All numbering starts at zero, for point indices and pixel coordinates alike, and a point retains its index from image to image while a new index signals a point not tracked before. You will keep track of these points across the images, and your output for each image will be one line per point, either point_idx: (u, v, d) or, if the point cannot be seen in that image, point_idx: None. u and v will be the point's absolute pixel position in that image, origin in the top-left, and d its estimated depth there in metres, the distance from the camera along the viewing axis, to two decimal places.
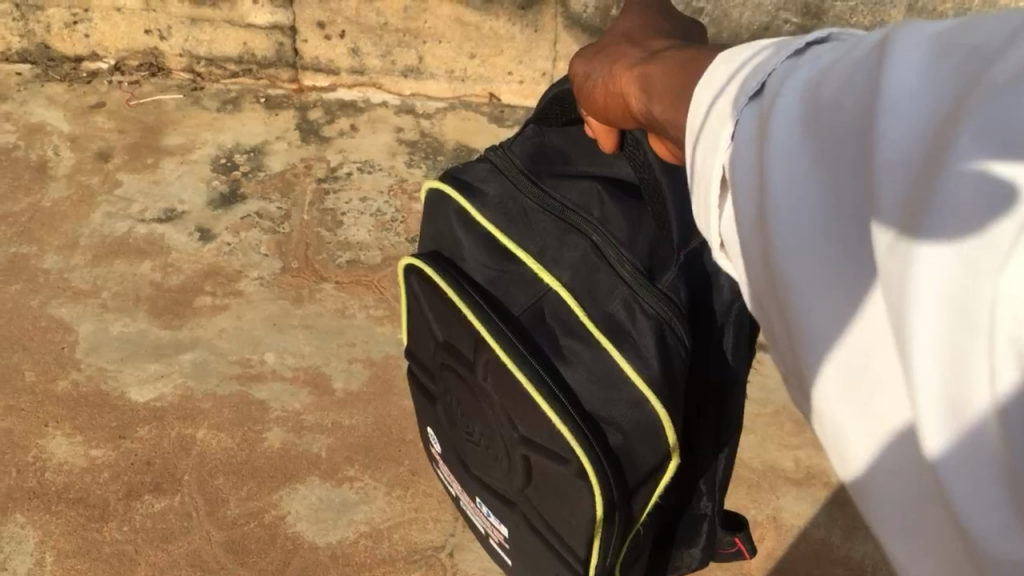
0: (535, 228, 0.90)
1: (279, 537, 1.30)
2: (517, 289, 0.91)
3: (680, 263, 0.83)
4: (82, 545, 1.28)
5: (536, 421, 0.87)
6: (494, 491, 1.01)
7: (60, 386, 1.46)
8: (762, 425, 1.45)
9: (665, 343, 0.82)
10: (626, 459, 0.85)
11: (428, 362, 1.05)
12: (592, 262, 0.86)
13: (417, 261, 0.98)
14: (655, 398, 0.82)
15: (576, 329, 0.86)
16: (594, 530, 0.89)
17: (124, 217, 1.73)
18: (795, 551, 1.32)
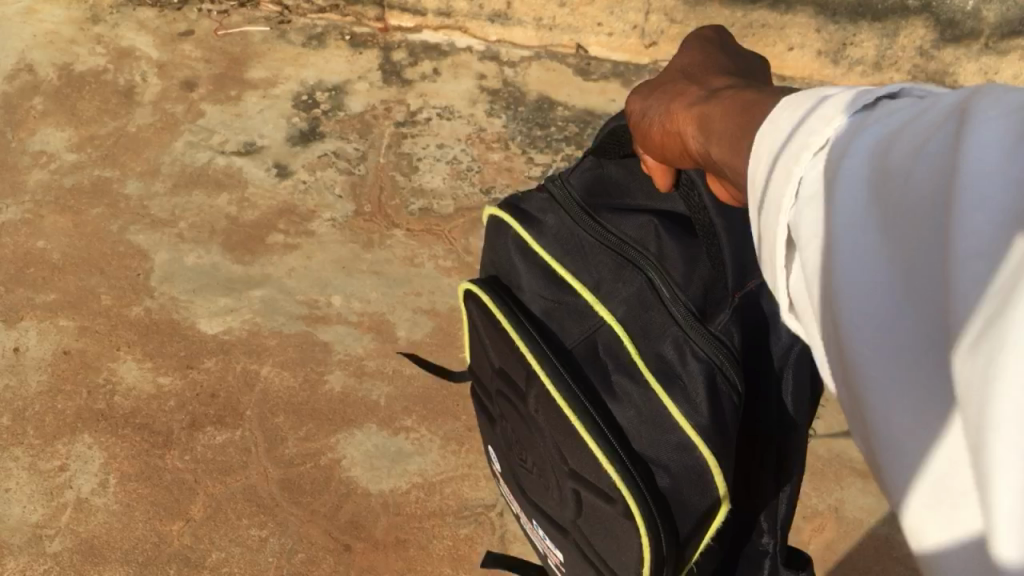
0: (591, 261, 0.87)
1: (334, 480, 1.31)
2: (571, 320, 0.87)
3: (735, 305, 0.77)
4: (145, 470, 1.31)
5: (588, 466, 0.83)
6: (549, 524, 0.96)
7: (133, 312, 1.49)
8: (831, 410, 1.40)
9: (716, 390, 0.77)
10: (675, 503, 0.80)
11: (487, 382, 1.02)
12: (647, 299, 0.82)
13: (473, 287, 0.95)
14: (702, 443, 0.77)
15: (627, 365, 0.83)
16: (642, 570, 0.83)
17: (205, 147, 1.74)
18: (856, 546, 1.27)
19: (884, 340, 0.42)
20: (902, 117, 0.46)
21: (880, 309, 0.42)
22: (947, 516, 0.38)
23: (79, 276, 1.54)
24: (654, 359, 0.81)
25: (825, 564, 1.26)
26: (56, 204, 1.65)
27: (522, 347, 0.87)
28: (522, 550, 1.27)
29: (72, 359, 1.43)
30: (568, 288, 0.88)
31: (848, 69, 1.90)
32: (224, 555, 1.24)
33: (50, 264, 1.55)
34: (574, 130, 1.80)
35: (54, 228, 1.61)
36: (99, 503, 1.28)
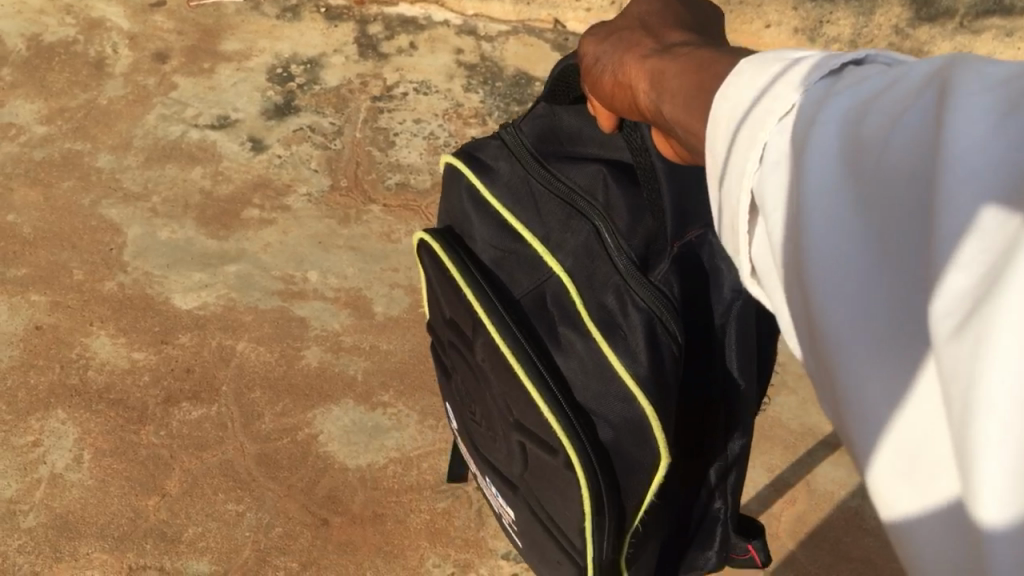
0: (540, 211, 0.83)
1: (311, 455, 1.31)
2: (520, 271, 0.84)
3: (675, 255, 0.74)
4: (120, 446, 1.30)
5: (534, 418, 0.81)
6: (503, 481, 0.94)
7: (107, 287, 1.48)
8: (805, 386, 1.42)
9: (657, 343, 0.73)
10: (617, 456, 0.78)
11: (442, 336, 1.00)
12: (592, 249, 0.78)
13: (425, 236, 0.91)
14: (642, 397, 0.74)
15: (572, 318, 0.79)
16: (585, 525, 0.81)
17: (178, 121, 1.72)
18: (827, 519, 1.29)
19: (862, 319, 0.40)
20: (874, 84, 0.44)
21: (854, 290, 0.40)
22: (922, 496, 0.37)
23: (51, 251, 1.52)
24: (596, 308, 0.77)
25: (797, 536, 1.28)
26: (27, 177, 1.62)
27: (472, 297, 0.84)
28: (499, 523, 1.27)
29: (45, 334, 1.42)
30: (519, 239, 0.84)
31: (824, 47, 1.90)
32: (201, 529, 1.24)
33: (21, 238, 1.53)
34: None
35: (25, 201, 1.59)
36: (74, 479, 1.27)
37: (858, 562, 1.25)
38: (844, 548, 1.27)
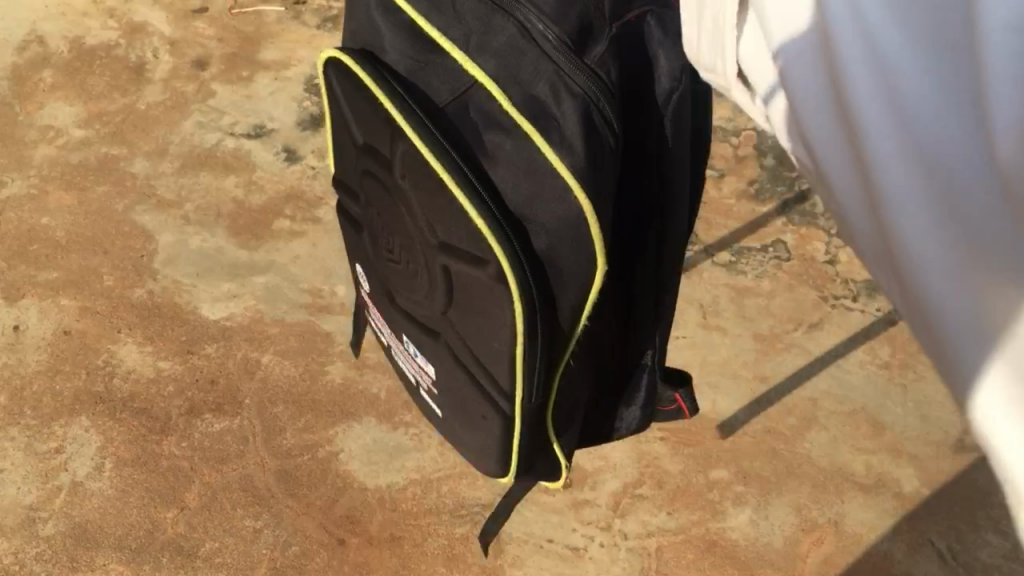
0: (458, 9, 0.75)
1: (331, 473, 1.30)
2: (438, 79, 0.78)
3: (611, 36, 0.72)
4: (141, 456, 1.30)
5: (459, 225, 0.77)
6: (420, 314, 0.91)
7: (136, 294, 1.48)
8: (836, 423, 1.39)
9: (592, 126, 0.72)
10: (550, 266, 0.77)
11: (352, 178, 0.95)
12: (519, 45, 0.72)
13: (342, 57, 0.85)
14: (579, 189, 0.72)
15: (498, 121, 0.75)
16: (514, 348, 0.80)
17: (214, 128, 1.72)
18: (853, 562, 1.26)
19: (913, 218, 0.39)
20: None
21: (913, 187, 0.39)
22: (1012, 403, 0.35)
23: (83, 255, 1.53)
24: (516, 110, 0.73)
25: None
26: (62, 180, 1.64)
27: (384, 103, 0.79)
28: (517, 552, 1.25)
29: (73, 339, 1.42)
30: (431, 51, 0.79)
31: None
32: (217, 544, 1.23)
33: (54, 241, 1.55)
34: None
35: (59, 205, 1.60)
36: (94, 488, 1.27)
37: None
38: None
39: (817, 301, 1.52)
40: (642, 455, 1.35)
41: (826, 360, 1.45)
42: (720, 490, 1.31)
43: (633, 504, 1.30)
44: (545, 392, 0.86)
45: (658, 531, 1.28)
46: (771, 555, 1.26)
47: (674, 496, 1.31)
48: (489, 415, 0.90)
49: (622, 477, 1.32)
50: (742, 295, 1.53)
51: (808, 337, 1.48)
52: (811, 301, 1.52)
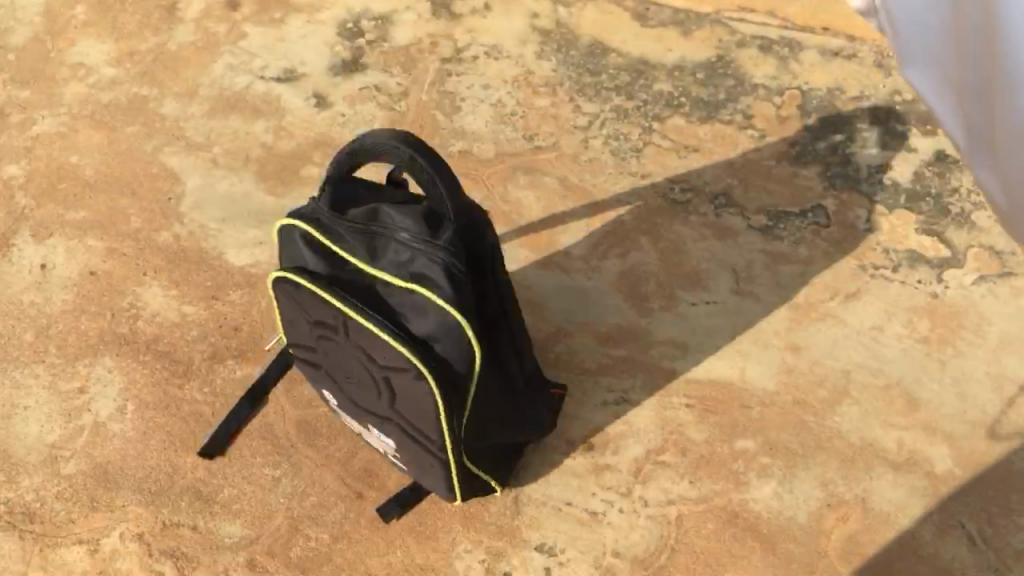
0: (347, 234, 1.00)
1: (351, 426, 1.29)
2: (347, 261, 1.01)
3: (453, 225, 0.98)
4: (163, 399, 1.30)
5: (381, 347, 0.99)
6: (362, 406, 1.10)
7: (162, 237, 1.47)
8: (869, 397, 1.35)
9: (452, 280, 0.96)
10: (445, 364, 1.00)
11: (303, 339, 1.11)
12: (401, 253, 0.98)
13: (287, 276, 1.03)
14: (456, 310, 0.96)
15: (391, 291, 0.99)
16: (439, 417, 1.02)
17: (245, 71, 1.69)
18: (879, 540, 1.23)
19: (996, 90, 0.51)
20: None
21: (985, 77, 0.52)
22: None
23: (111, 196, 1.52)
24: (412, 249, 0.97)
25: (846, 555, 1.22)
26: (92, 119, 1.62)
27: (311, 288, 1.01)
28: (535, 513, 1.24)
29: (98, 280, 1.42)
30: (366, 194, 1.05)
31: None
32: (236, 491, 1.23)
33: (82, 181, 1.54)
34: (625, 79, 1.70)
35: (89, 144, 1.59)
36: (116, 429, 1.28)
37: None
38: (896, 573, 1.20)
39: (855, 271, 1.48)
40: (666, 421, 1.32)
41: (861, 333, 1.41)
42: (745, 461, 1.29)
43: (655, 471, 1.28)
44: (464, 433, 1.07)
45: (679, 499, 1.25)
46: (794, 529, 1.23)
47: (697, 465, 1.28)
48: (432, 464, 1.11)
49: (645, 442, 1.30)
50: (778, 262, 1.49)
51: (844, 307, 1.44)
52: (849, 271, 1.48)
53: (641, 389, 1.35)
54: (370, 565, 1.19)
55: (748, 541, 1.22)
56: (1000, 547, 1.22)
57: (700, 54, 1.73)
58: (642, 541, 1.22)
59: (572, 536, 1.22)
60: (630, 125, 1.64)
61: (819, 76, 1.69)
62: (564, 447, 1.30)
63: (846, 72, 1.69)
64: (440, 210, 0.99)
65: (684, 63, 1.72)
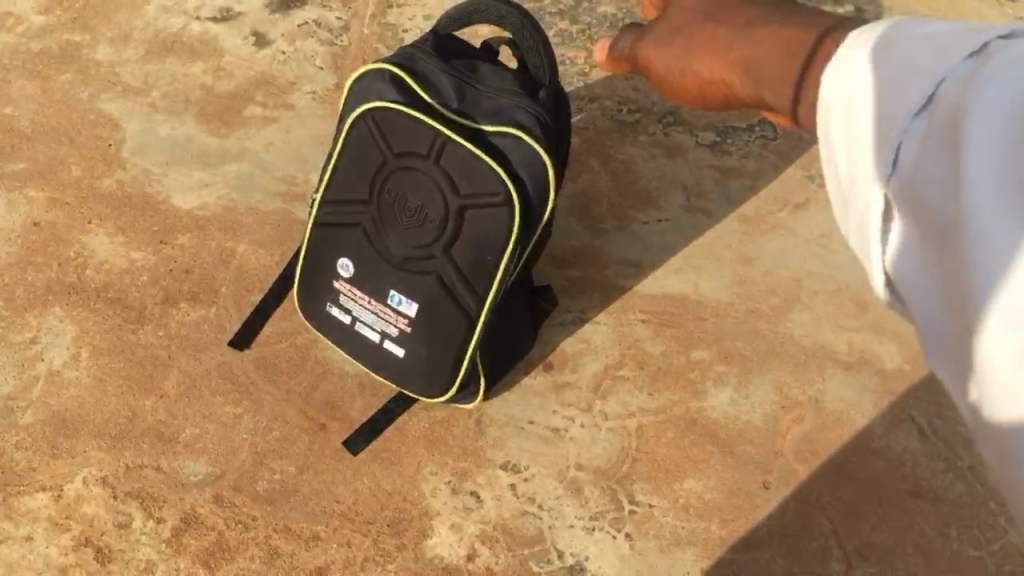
0: (443, 81, 1.09)
1: (311, 360, 1.30)
2: (443, 98, 1.08)
3: (551, 91, 1.11)
4: (117, 345, 1.29)
5: (470, 169, 1.06)
6: (402, 257, 1.13)
7: (105, 184, 1.44)
8: (820, 302, 1.38)
9: (545, 127, 1.07)
10: (528, 204, 1.08)
11: (348, 187, 1.15)
12: (504, 98, 1.07)
13: (382, 103, 1.09)
14: (546, 152, 1.06)
15: (481, 129, 1.07)
16: (505, 248, 1.08)
17: (179, 12, 1.65)
18: (834, 437, 1.26)
19: (957, 263, 0.45)
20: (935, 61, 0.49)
21: (947, 262, 0.46)
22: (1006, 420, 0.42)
23: (49, 146, 1.48)
24: (511, 97, 1.07)
25: (802, 453, 1.25)
26: (24, 69, 1.57)
27: (407, 112, 1.07)
28: (498, 433, 1.26)
29: (42, 231, 1.39)
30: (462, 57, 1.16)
31: None
32: (198, 431, 1.23)
33: (19, 132, 1.50)
34: (569, 3, 1.68)
35: (22, 93, 1.54)
36: (71, 377, 1.26)
37: (863, 481, 1.23)
38: (850, 468, 1.24)
39: (803, 181, 1.50)
40: (623, 337, 1.34)
41: (810, 241, 1.44)
42: (701, 370, 1.31)
43: (614, 386, 1.30)
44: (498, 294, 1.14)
45: (639, 411, 1.28)
46: (750, 432, 1.26)
47: (655, 377, 1.31)
48: (457, 324, 1.14)
49: (603, 359, 1.32)
50: (727, 177, 1.50)
51: (793, 217, 1.46)
52: (797, 182, 1.49)
53: (598, 308, 1.37)
54: (337, 493, 1.20)
55: (707, 446, 1.25)
56: (950, 437, 1.26)
57: None
58: (604, 453, 1.24)
59: (536, 453, 1.24)
60: (575, 50, 1.62)
61: None
62: (524, 368, 1.31)
63: None
64: (536, 80, 1.13)
65: None
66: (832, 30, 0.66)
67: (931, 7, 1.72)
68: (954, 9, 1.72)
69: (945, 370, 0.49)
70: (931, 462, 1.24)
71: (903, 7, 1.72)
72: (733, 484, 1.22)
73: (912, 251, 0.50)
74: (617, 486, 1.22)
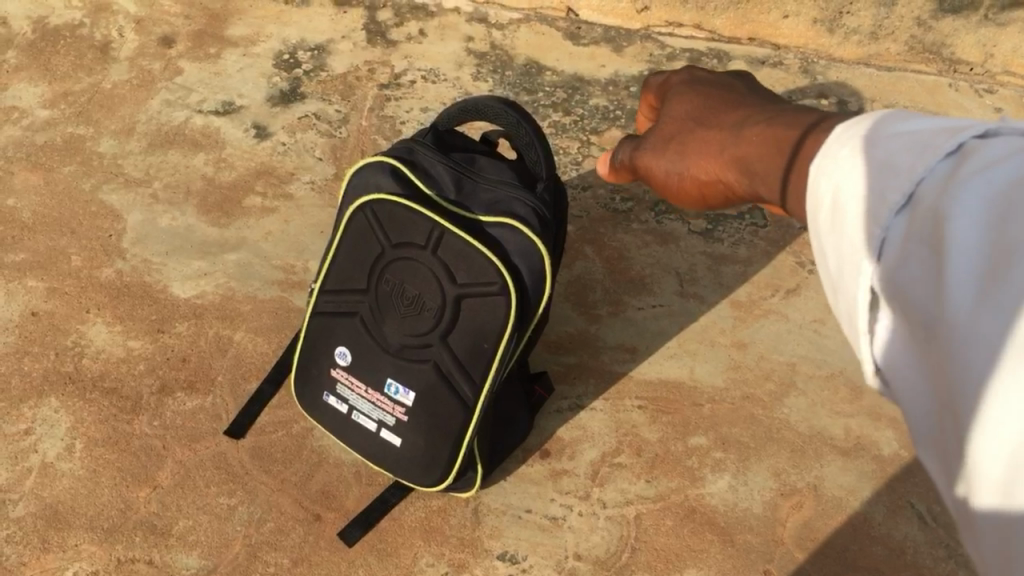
0: (440, 174, 1.12)
1: (306, 449, 1.29)
2: (440, 189, 1.11)
3: (549, 184, 1.14)
4: (112, 436, 1.28)
5: (466, 259, 1.08)
6: (398, 345, 1.14)
7: (104, 274, 1.46)
8: (814, 387, 1.39)
9: (542, 219, 1.09)
10: (524, 292, 1.09)
11: (347, 276, 1.16)
12: (504, 191, 1.10)
13: (381, 195, 1.11)
14: (543, 244, 1.08)
15: (478, 221, 1.09)
16: (502, 338, 1.10)
17: (182, 106, 1.69)
18: (835, 525, 1.25)
19: (944, 355, 0.44)
20: (917, 162, 0.50)
21: (931, 349, 0.46)
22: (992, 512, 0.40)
23: (50, 236, 1.50)
24: (507, 189, 1.10)
25: (803, 541, 1.24)
26: (28, 161, 1.60)
27: (406, 204, 1.09)
28: (496, 523, 1.24)
29: (41, 320, 1.40)
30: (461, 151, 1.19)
31: (844, 38, 1.81)
32: (191, 522, 1.22)
33: (20, 223, 1.51)
34: (562, 96, 1.73)
35: (25, 185, 1.57)
36: (65, 469, 1.25)
37: (864, 570, 1.21)
38: (851, 556, 1.23)
39: (794, 267, 1.52)
40: (620, 423, 1.34)
41: (804, 326, 1.45)
42: (699, 457, 1.31)
43: (612, 473, 1.29)
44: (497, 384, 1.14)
45: (638, 499, 1.27)
46: (750, 521, 1.25)
47: (653, 464, 1.30)
48: (454, 413, 1.14)
49: (600, 446, 1.32)
50: (719, 263, 1.52)
51: (785, 302, 1.48)
52: (789, 268, 1.52)
53: (594, 394, 1.37)
54: None
55: (707, 534, 1.24)
56: (950, 523, 1.26)
57: (633, 69, 1.79)
58: (602, 542, 1.23)
59: (533, 542, 1.23)
60: (569, 139, 1.67)
61: None
62: (521, 456, 1.30)
63: (772, 79, 1.80)
64: (533, 173, 1.16)
65: (618, 77, 1.77)
66: (815, 123, 0.67)
67: (912, 98, 1.79)
68: (934, 101, 1.78)
69: (932, 459, 0.48)
70: (933, 549, 1.23)
71: (886, 99, 1.78)
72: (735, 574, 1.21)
73: (900, 343, 0.49)
74: None
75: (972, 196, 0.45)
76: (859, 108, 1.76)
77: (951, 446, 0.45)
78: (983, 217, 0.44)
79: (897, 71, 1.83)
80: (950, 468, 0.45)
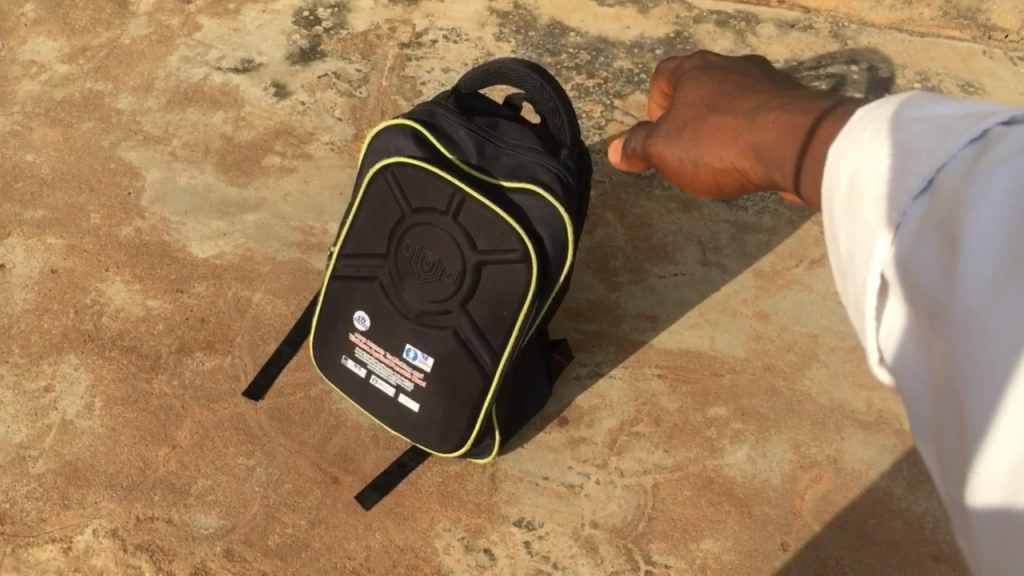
0: (462, 138, 1.10)
1: (324, 412, 1.29)
2: (460, 154, 1.09)
3: (573, 150, 1.12)
4: (131, 395, 1.29)
5: (487, 226, 1.06)
6: (419, 310, 1.13)
7: (123, 232, 1.45)
8: (836, 360, 1.37)
9: (566, 186, 1.07)
10: (546, 260, 1.08)
11: (367, 241, 1.15)
12: (527, 156, 1.08)
13: (402, 159, 1.09)
14: (566, 211, 1.06)
15: (500, 186, 1.07)
16: (522, 306, 1.08)
17: (201, 63, 1.67)
18: (854, 499, 1.24)
19: (954, 347, 0.42)
20: (941, 146, 0.48)
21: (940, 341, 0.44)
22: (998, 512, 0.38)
23: (69, 193, 1.49)
24: (531, 154, 1.08)
25: (822, 514, 1.23)
26: (47, 116, 1.59)
27: (427, 167, 1.07)
28: (512, 489, 1.24)
29: (60, 278, 1.40)
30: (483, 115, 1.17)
31: (876, 2, 1.76)
32: (210, 482, 1.22)
33: (39, 178, 1.51)
34: (585, 58, 1.70)
35: (44, 141, 1.55)
36: (84, 426, 1.26)
37: (883, 544, 1.21)
38: (870, 530, 1.22)
39: (818, 237, 1.50)
40: (639, 393, 1.33)
41: (827, 297, 1.44)
42: (718, 427, 1.30)
43: (630, 442, 1.28)
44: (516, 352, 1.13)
45: (655, 468, 1.26)
46: (768, 493, 1.25)
47: (671, 434, 1.29)
48: (474, 379, 1.13)
49: (618, 415, 1.31)
50: (743, 232, 1.50)
51: (809, 273, 1.46)
52: (813, 238, 1.50)
53: (614, 362, 1.36)
54: (349, 549, 1.18)
55: (724, 504, 1.23)
56: None
57: (659, 32, 1.75)
58: (619, 511, 1.23)
59: (550, 510, 1.23)
60: (592, 103, 1.64)
61: (776, 48, 1.74)
62: (539, 423, 1.30)
63: (801, 44, 1.75)
64: (557, 139, 1.14)
65: (643, 40, 1.74)
66: (833, 107, 0.64)
67: (944, 65, 1.74)
68: (967, 69, 1.73)
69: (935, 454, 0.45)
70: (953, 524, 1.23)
71: (918, 65, 1.74)
72: (752, 545, 1.20)
73: (913, 333, 0.47)
74: (633, 545, 1.20)
75: (994, 182, 0.42)
76: (890, 74, 1.71)
77: (953, 442, 0.43)
78: (1005, 205, 0.41)
79: (931, 38, 1.78)
80: (955, 466, 0.43)
